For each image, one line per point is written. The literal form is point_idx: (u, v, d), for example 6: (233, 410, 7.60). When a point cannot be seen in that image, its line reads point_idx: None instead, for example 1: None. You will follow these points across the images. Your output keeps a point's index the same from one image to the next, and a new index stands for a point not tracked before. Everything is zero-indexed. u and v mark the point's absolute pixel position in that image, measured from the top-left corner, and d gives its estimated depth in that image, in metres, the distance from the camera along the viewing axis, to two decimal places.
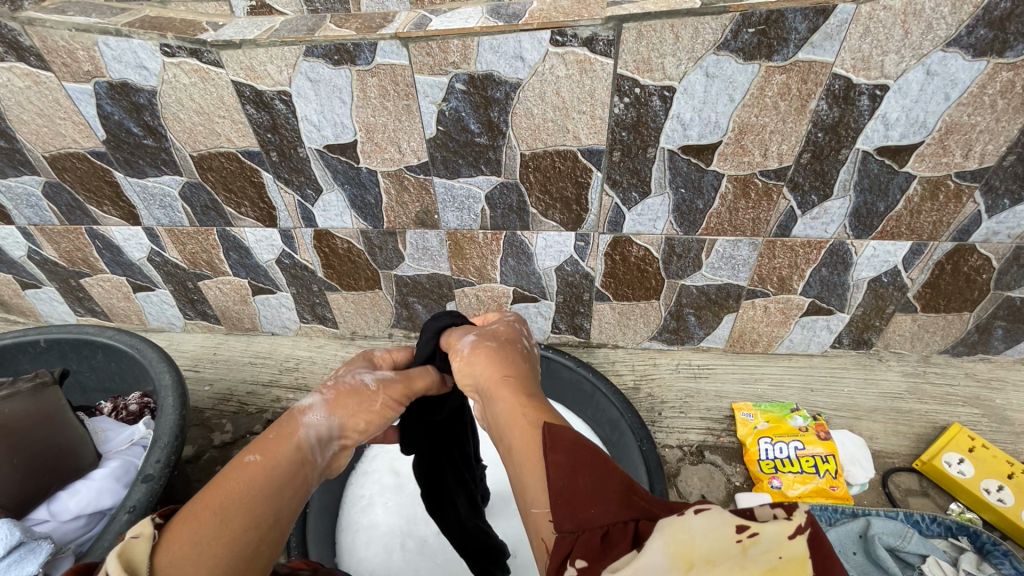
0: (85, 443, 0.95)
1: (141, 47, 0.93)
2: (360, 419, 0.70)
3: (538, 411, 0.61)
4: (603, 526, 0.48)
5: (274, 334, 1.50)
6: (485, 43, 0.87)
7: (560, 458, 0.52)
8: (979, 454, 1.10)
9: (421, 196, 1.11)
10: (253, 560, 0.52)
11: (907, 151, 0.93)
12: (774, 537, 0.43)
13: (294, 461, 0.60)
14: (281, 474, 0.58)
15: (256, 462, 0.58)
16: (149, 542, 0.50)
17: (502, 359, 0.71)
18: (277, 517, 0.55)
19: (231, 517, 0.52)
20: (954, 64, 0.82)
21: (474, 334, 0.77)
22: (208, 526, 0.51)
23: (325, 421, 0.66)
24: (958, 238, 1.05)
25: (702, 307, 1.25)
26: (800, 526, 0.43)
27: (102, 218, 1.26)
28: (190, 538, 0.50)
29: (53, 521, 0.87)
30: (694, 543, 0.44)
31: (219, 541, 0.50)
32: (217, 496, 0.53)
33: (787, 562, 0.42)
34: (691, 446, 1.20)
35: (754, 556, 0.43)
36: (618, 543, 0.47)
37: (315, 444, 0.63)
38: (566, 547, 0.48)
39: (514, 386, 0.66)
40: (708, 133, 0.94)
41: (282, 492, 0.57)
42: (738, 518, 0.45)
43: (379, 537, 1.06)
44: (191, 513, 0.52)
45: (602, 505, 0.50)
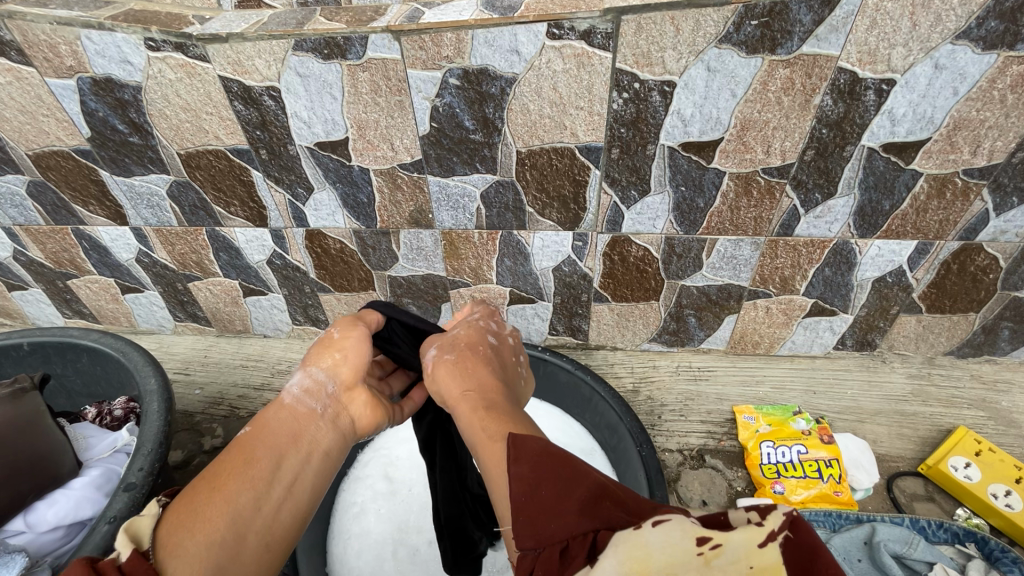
0: (66, 451, 0.92)
1: (125, 41, 0.90)
2: (332, 355, 0.72)
3: (501, 424, 0.59)
4: (563, 540, 0.45)
5: (265, 337, 1.47)
6: (479, 37, 0.84)
7: (522, 470, 0.50)
8: (986, 458, 1.08)
9: (415, 195, 1.08)
10: (251, 522, 0.56)
11: (914, 148, 0.90)
12: (741, 547, 0.41)
13: (284, 422, 0.66)
14: (273, 436, 0.64)
15: (248, 433, 0.64)
16: (151, 518, 0.54)
17: (467, 373, 0.69)
18: (272, 476, 0.60)
19: (224, 486, 0.57)
20: (963, 58, 0.80)
21: (435, 346, 0.77)
22: (204, 495, 0.56)
23: (304, 376, 0.70)
24: (965, 238, 1.02)
25: (703, 308, 1.23)
26: (771, 533, 0.41)
27: (88, 218, 1.23)
28: (189, 507, 0.55)
29: (30, 532, 0.85)
30: (652, 556, 0.41)
31: (213, 505, 0.55)
32: (216, 465, 0.60)
33: (757, 573, 0.40)
34: (691, 450, 1.17)
35: (721, 566, 0.40)
36: (575, 560, 0.44)
37: (300, 397, 0.68)
38: (528, 565, 0.46)
39: (473, 400, 0.65)
40: (710, 130, 0.92)
41: (276, 453, 0.62)
42: (700, 528, 0.42)
43: (371, 545, 1.03)
44: (193, 487, 0.58)
45: (561, 517, 0.46)
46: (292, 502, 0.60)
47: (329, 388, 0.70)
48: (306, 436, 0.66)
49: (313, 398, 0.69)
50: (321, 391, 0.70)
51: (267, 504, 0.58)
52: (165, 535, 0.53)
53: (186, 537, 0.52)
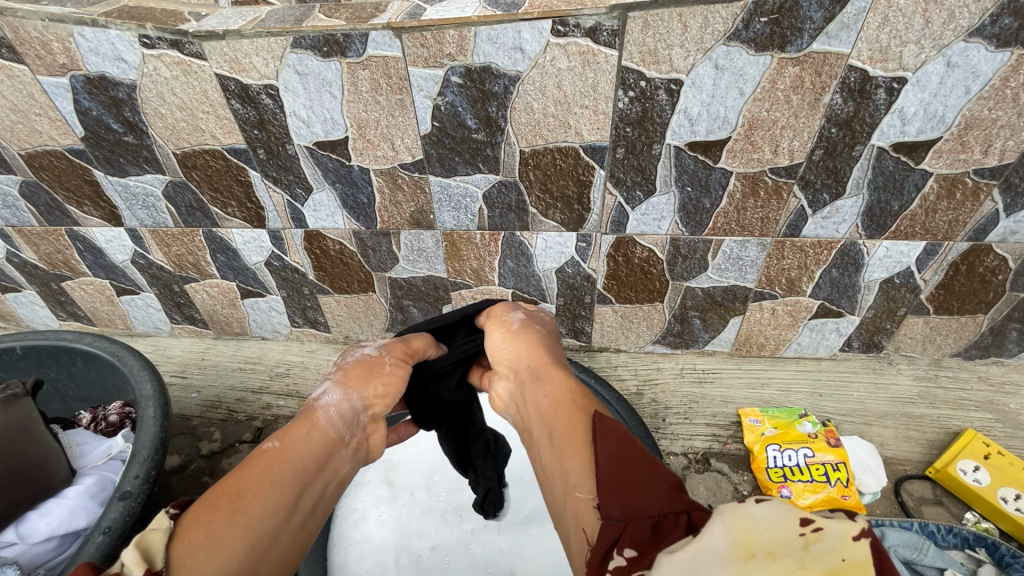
0: (58, 458, 0.90)
1: (119, 38, 0.88)
2: (376, 385, 0.74)
3: (582, 403, 0.60)
4: (654, 516, 0.45)
5: (264, 339, 1.44)
6: (482, 34, 0.82)
7: (610, 447, 0.51)
8: (995, 461, 1.06)
9: (416, 195, 1.06)
10: (268, 549, 0.54)
11: (924, 147, 0.89)
12: (839, 536, 0.37)
13: (317, 445, 0.64)
14: (304, 459, 0.61)
15: (278, 448, 0.61)
16: (163, 532, 0.51)
17: (550, 347, 0.74)
18: (294, 504, 0.57)
19: (247, 507, 0.54)
20: (976, 56, 0.78)
21: (524, 313, 0.82)
22: (224, 515, 0.53)
23: (342, 399, 0.70)
24: (974, 239, 1.01)
25: (708, 309, 1.21)
26: (865, 529, 0.38)
27: (83, 219, 1.21)
28: (205, 526, 0.52)
29: (21, 544, 0.83)
30: (757, 531, 0.38)
31: (233, 529, 0.52)
32: (239, 480, 0.56)
33: (850, 567, 0.36)
34: (696, 453, 1.16)
35: (817, 553, 0.37)
36: (668, 532, 0.43)
37: (336, 422, 0.67)
38: (613, 534, 0.45)
39: (563, 372, 0.68)
40: (717, 129, 0.90)
41: (302, 479, 0.59)
42: (802, 510, 0.39)
43: (373, 553, 1.02)
44: (211, 504, 0.54)
45: (652, 496, 0.46)
46: (300, 536, 0.58)
47: (361, 417, 0.70)
48: (333, 465, 0.64)
49: (345, 425, 0.67)
50: (354, 419, 0.69)
51: (284, 534, 0.56)
52: (180, 557, 0.50)
53: (204, 560, 0.49)
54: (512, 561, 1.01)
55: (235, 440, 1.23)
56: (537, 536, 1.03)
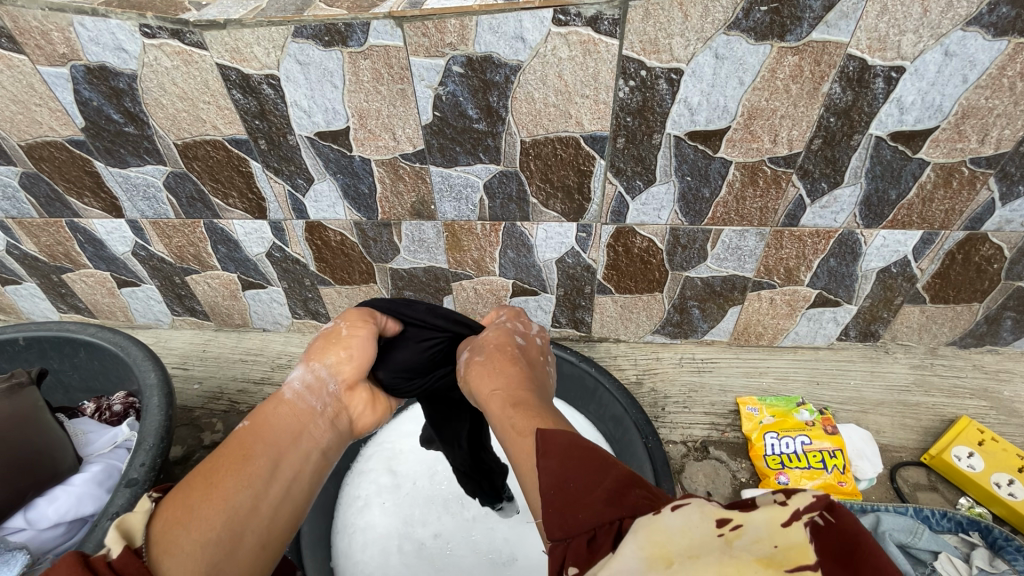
0: (65, 446, 0.91)
1: (119, 27, 0.88)
2: (337, 350, 0.71)
3: (529, 419, 0.61)
4: (590, 529, 0.46)
5: (265, 331, 1.45)
6: (484, 23, 0.82)
7: (551, 464, 0.51)
8: (989, 448, 1.08)
9: (417, 185, 1.06)
10: (247, 521, 0.55)
11: (922, 137, 0.90)
12: (763, 526, 0.38)
13: (284, 420, 0.65)
14: (273, 433, 0.63)
15: (248, 427, 0.63)
16: (145, 513, 0.53)
17: (496, 372, 0.72)
18: (270, 476, 0.59)
19: (221, 483, 0.56)
20: (973, 44, 0.79)
21: (468, 350, 0.81)
22: (199, 495, 0.54)
23: (306, 372, 0.69)
24: (970, 227, 1.02)
25: (706, 299, 1.22)
26: (794, 512, 0.38)
27: (83, 211, 1.21)
28: (182, 506, 0.53)
29: (31, 530, 0.84)
30: (673, 540, 0.40)
31: (210, 505, 0.54)
32: (214, 459, 0.58)
33: (782, 552, 0.36)
34: (695, 441, 1.17)
35: (743, 547, 0.37)
36: (602, 547, 0.44)
37: (299, 394, 0.67)
38: (559, 555, 0.46)
39: (504, 396, 0.67)
40: (716, 119, 0.91)
41: (274, 452, 0.61)
42: (721, 511, 0.40)
43: (376, 539, 1.03)
44: (188, 483, 0.56)
45: (589, 508, 0.46)
46: (282, 510, 0.59)
47: (330, 387, 0.70)
48: (308, 433, 0.65)
49: (315, 395, 0.68)
50: (323, 389, 0.69)
51: (263, 504, 0.57)
52: (161, 531, 0.51)
53: (182, 535, 0.51)
54: (514, 548, 1.03)
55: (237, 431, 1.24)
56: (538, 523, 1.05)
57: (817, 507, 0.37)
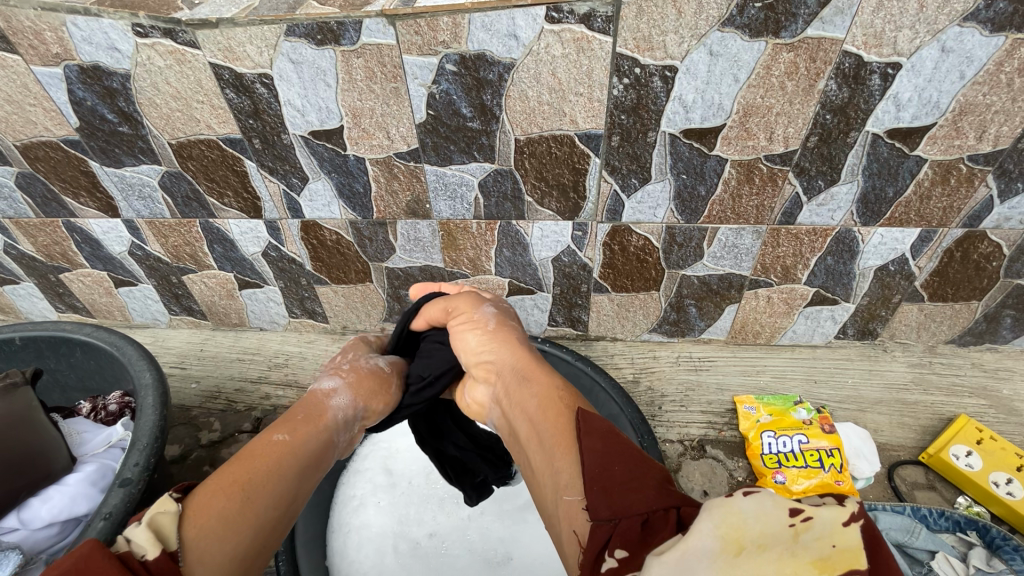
0: (57, 446, 0.91)
1: (112, 27, 0.88)
2: (379, 400, 0.81)
3: (569, 397, 0.60)
4: (643, 514, 0.44)
5: (262, 330, 1.45)
6: (476, 21, 0.82)
7: (594, 443, 0.51)
8: (987, 446, 1.07)
9: (412, 183, 1.06)
10: (270, 537, 0.55)
11: (919, 133, 0.89)
12: (828, 523, 0.37)
13: (318, 442, 0.66)
14: (304, 451, 0.63)
15: (286, 441, 0.62)
16: (174, 514, 0.50)
17: (527, 347, 0.75)
18: (296, 497, 0.59)
19: (255, 496, 0.54)
20: (970, 40, 0.78)
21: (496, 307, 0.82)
22: (234, 502, 0.53)
23: (350, 404, 0.75)
24: (968, 225, 1.01)
25: (703, 297, 1.22)
26: (854, 514, 0.37)
27: (79, 211, 1.21)
28: (220, 512, 0.52)
29: (24, 530, 0.84)
30: (745, 526, 0.38)
31: (246, 518, 0.52)
32: (244, 464, 0.56)
33: (841, 553, 0.36)
34: (691, 441, 1.16)
35: (806, 542, 0.36)
36: (660, 532, 0.43)
37: (338, 424, 0.72)
38: (604, 536, 0.45)
39: (546, 370, 0.68)
40: (711, 116, 0.90)
41: (302, 472, 0.61)
42: (791, 501, 0.39)
43: (371, 539, 1.03)
44: (217, 486, 0.54)
45: (641, 493, 0.46)
46: (290, 529, 0.59)
47: (354, 425, 0.76)
48: (326, 460, 0.67)
49: (344, 428, 0.73)
50: (351, 425, 0.75)
51: (283, 521, 0.57)
52: (195, 539, 0.49)
53: (216, 545, 0.50)
54: (510, 547, 1.03)
55: (234, 430, 1.24)
56: (534, 522, 1.05)
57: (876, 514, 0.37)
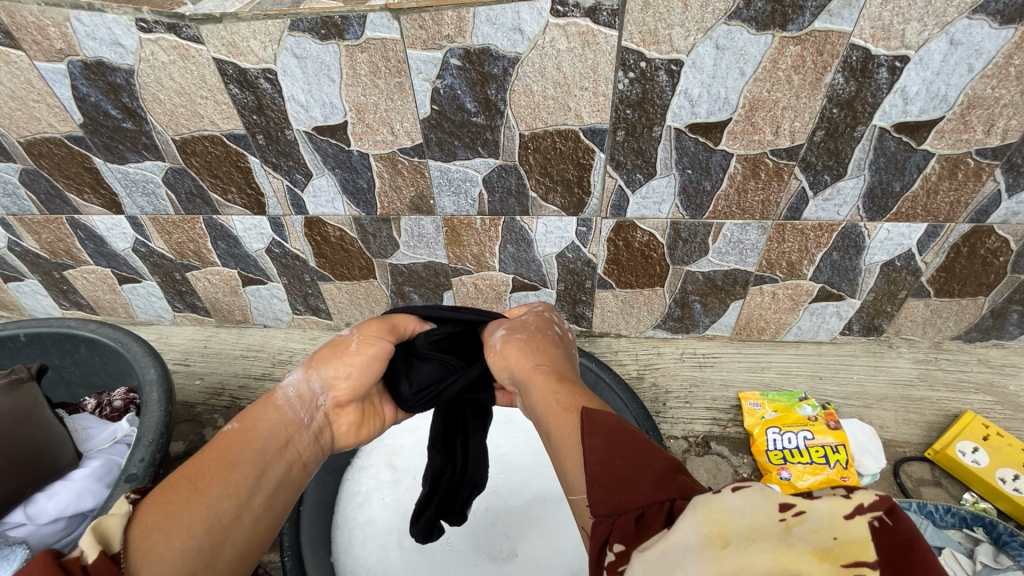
0: (65, 441, 0.92)
1: (116, 22, 0.87)
2: (339, 366, 0.72)
3: (573, 397, 0.60)
4: (640, 507, 0.44)
5: (266, 327, 1.45)
6: (481, 15, 0.81)
7: (598, 442, 0.51)
8: (994, 442, 1.07)
9: (416, 179, 1.06)
10: (229, 529, 0.55)
11: (926, 128, 0.88)
12: (826, 517, 0.36)
13: (274, 427, 0.65)
14: (262, 441, 0.62)
15: (235, 431, 0.63)
16: (122, 516, 0.53)
17: (537, 351, 0.72)
18: (256, 485, 0.59)
19: (205, 488, 0.55)
20: (979, 33, 0.77)
21: (506, 328, 0.79)
22: (181, 496, 0.54)
23: (302, 381, 0.70)
24: (975, 220, 1.01)
25: (708, 293, 1.21)
26: (860, 507, 0.36)
27: (83, 208, 1.21)
28: (166, 508, 0.53)
29: (31, 525, 0.84)
30: (732, 521, 0.38)
31: (192, 512, 0.53)
32: (199, 461, 0.58)
33: (842, 546, 0.35)
34: (696, 437, 1.16)
35: (801, 536, 0.36)
36: (653, 526, 0.43)
37: (293, 404, 0.67)
38: (603, 533, 0.45)
39: (546, 373, 0.66)
40: (717, 111, 0.90)
41: (261, 462, 0.60)
42: (784, 495, 0.38)
43: (376, 534, 1.03)
44: (171, 484, 0.56)
45: (637, 487, 0.46)
46: (265, 518, 0.59)
47: (321, 401, 0.70)
48: (294, 446, 0.65)
49: (304, 408, 0.68)
50: (313, 402, 0.69)
51: (246, 513, 0.57)
52: (138, 536, 0.51)
53: (162, 540, 0.51)
54: (515, 542, 1.03)
55: None
56: (538, 518, 1.05)
57: (880, 508, 0.36)
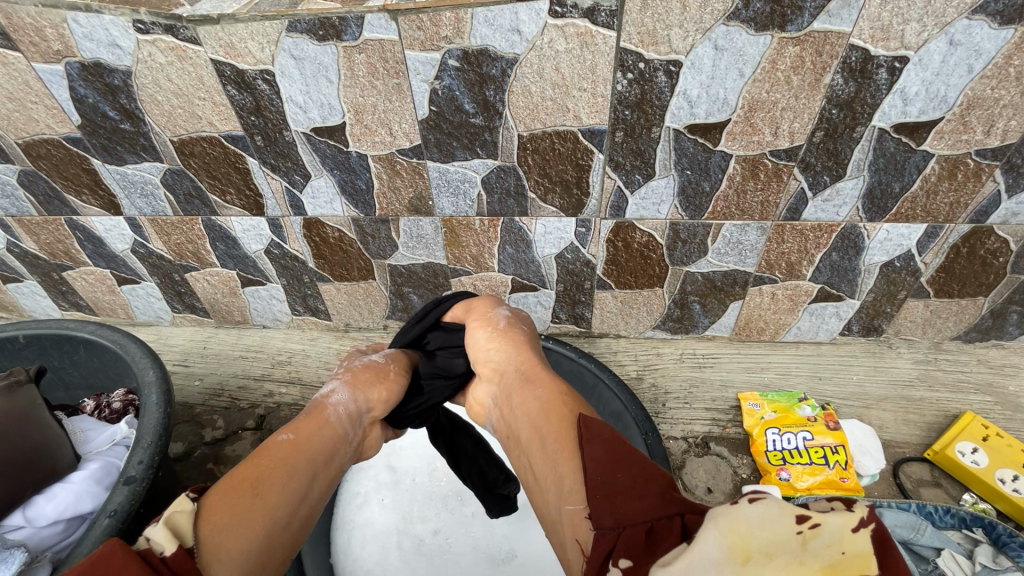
0: (64, 444, 0.93)
1: (113, 23, 0.87)
2: (379, 391, 0.80)
3: (576, 402, 0.62)
4: (648, 521, 0.45)
5: (265, 328, 1.45)
6: (479, 15, 0.81)
7: (597, 450, 0.52)
8: (993, 443, 1.06)
9: (415, 180, 1.06)
10: (283, 532, 0.57)
11: (926, 128, 0.88)
12: (837, 530, 0.37)
13: (325, 439, 0.68)
14: (314, 451, 0.65)
15: (291, 440, 0.64)
16: (190, 512, 0.52)
17: (536, 351, 0.76)
18: (308, 493, 0.61)
19: (267, 495, 0.57)
20: (979, 33, 0.77)
21: (511, 311, 0.84)
22: (244, 499, 0.56)
23: (349, 399, 0.75)
24: (975, 221, 1.00)
25: (707, 294, 1.21)
26: (863, 519, 0.37)
27: (81, 209, 1.21)
28: (229, 507, 0.54)
29: (29, 527, 0.84)
30: (753, 535, 0.38)
31: (256, 516, 0.55)
32: (257, 467, 0.59)
33: (849, 560, 0.36)
34: (695, 437, 1.16)
35: (814, 551, 0.36)
36: (665, 540, 0.43)
37: (342, 420, 0.72)
38: (608, 544, 0.45)
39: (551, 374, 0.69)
40: (716, 112, 0.89)
41: (314, 471, 0.63)
42: (798, 508, 0.39)
43: (375, 536, 1.03)
44: (234, 485, 0.57)
45: (644, 500, 0.46)
46: (306, 527, 0.61)
47: (361, 419, 0.76)
48: (338, 459, 0.69)
49: (350, 423, 0.73)
50: (357, 419, 0.75)
51: (294, 519, 0.59)
52: (208, 534, 0.52)
53: (231, 540, 0.52)
54: (513, 544, 1.02)
55: (238, 427, 1.24)
56: (538, 519, 1.05)
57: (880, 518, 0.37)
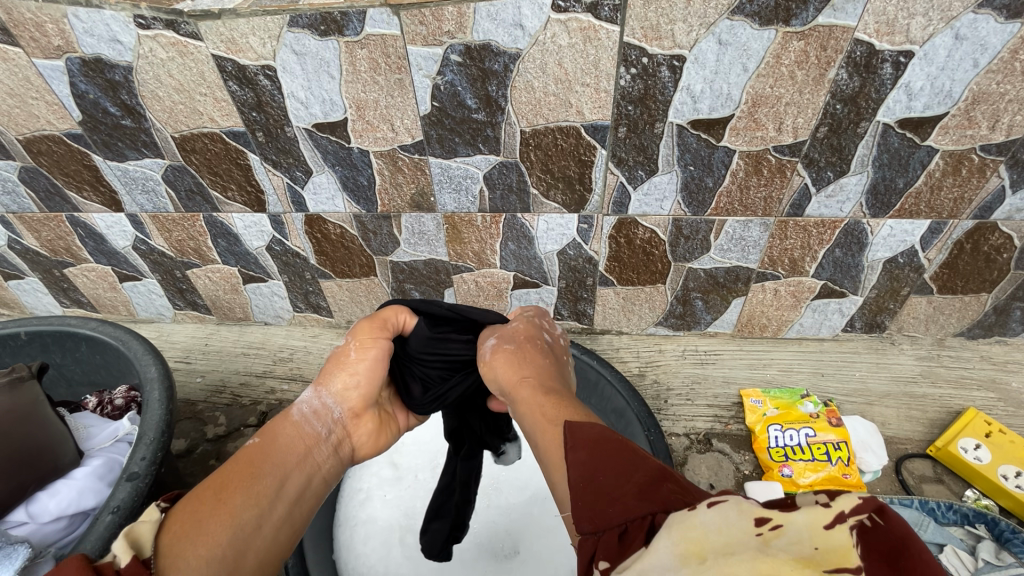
0: (67, 441, 0.92)
1: (114, 18, 0.87)
2: (345, 376, 0.73)
3: (563, 410, 0.60)
4: (621, 523, 0.44)
5: (266, 325, 1.45)
6: (482, 10, 0.81)
7: (579, 457, 0.50)
8: (996, 439, 1.06)
9: (417, 176, 1.05)
10: (253, 537, 0.57)
11: (930, 124, 0.88)
12: (804, 527, 0.36)
13: (292, 441, 0.67)
14: (280, 455, 0.65)
15: (256, 446, 0.65)
16: (154, 522, 0.53)
17: (526, 362, 0.71)
18: (276, 496, 0.61)
19: (229, 498, 0.57)
20: (985, 27, 0.77)
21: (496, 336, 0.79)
22: (205, 505, 0.56)
23: (313, 397, 0.72)
24: (979, 216, 1.00)
25: (710, 290, 1.21)
26: (840, 514, 0.35)
27: (83, 205, 1.20)
28: (190, 515, 0.54)
29: (32, 523, 0.85)
30: (708, 538, 0.38)
31: (218, 520, 0.55)
32: (222, 475, 0.60)
33: (823, 555, 0.34)
34: (698, 434, 1.16)
35: (781, 547, 0.36)
36: (634, 542, 0.42)
37: (307, 418, 0.70)
38: (590, 549, 0.45)
39: (534, 386, 0.66)
40: (720, 107, 0.89)
41: (280, 472, 0.63)
42: (761, 509, 0.38)
43: (378, 532, 1.03)
44: (197, 495, 0.57)
45: (619, 501, 0.45)
46: (285, 529, 0.60)
47: (335, 413, 0.72)
48: (310, 458, 0.67)
49: (319, 421, 0.70)
50: (328, 415, 0.71)
51: (267, 523, 0.58)
52: (166, 544, 0.51)
53: (189, 548, 0.52)
54: (516, 540, 1.03)
55: (240, 424, 1.24)
56: (540, 516, 1.05)
57: (863, 510, 0.35)
